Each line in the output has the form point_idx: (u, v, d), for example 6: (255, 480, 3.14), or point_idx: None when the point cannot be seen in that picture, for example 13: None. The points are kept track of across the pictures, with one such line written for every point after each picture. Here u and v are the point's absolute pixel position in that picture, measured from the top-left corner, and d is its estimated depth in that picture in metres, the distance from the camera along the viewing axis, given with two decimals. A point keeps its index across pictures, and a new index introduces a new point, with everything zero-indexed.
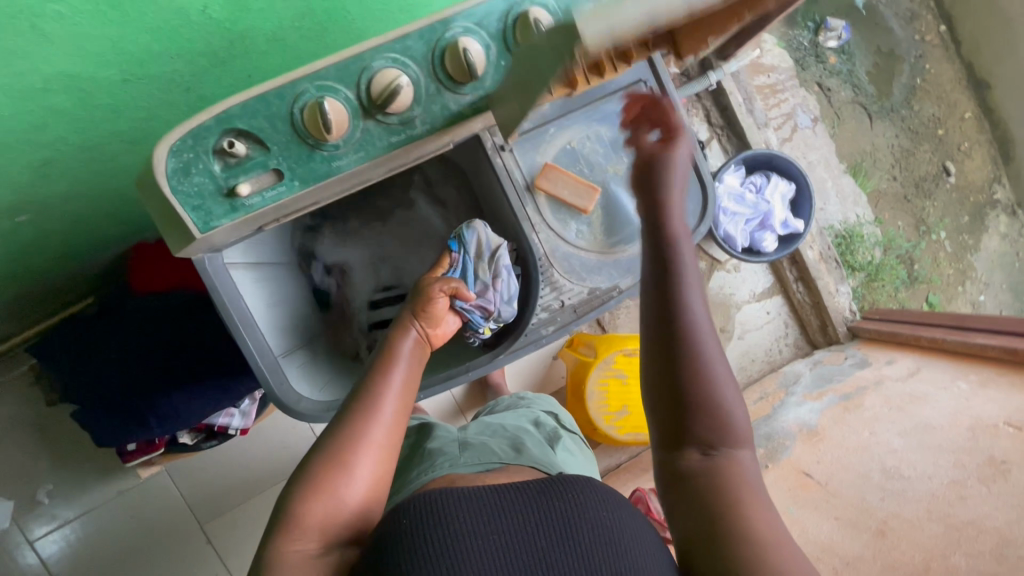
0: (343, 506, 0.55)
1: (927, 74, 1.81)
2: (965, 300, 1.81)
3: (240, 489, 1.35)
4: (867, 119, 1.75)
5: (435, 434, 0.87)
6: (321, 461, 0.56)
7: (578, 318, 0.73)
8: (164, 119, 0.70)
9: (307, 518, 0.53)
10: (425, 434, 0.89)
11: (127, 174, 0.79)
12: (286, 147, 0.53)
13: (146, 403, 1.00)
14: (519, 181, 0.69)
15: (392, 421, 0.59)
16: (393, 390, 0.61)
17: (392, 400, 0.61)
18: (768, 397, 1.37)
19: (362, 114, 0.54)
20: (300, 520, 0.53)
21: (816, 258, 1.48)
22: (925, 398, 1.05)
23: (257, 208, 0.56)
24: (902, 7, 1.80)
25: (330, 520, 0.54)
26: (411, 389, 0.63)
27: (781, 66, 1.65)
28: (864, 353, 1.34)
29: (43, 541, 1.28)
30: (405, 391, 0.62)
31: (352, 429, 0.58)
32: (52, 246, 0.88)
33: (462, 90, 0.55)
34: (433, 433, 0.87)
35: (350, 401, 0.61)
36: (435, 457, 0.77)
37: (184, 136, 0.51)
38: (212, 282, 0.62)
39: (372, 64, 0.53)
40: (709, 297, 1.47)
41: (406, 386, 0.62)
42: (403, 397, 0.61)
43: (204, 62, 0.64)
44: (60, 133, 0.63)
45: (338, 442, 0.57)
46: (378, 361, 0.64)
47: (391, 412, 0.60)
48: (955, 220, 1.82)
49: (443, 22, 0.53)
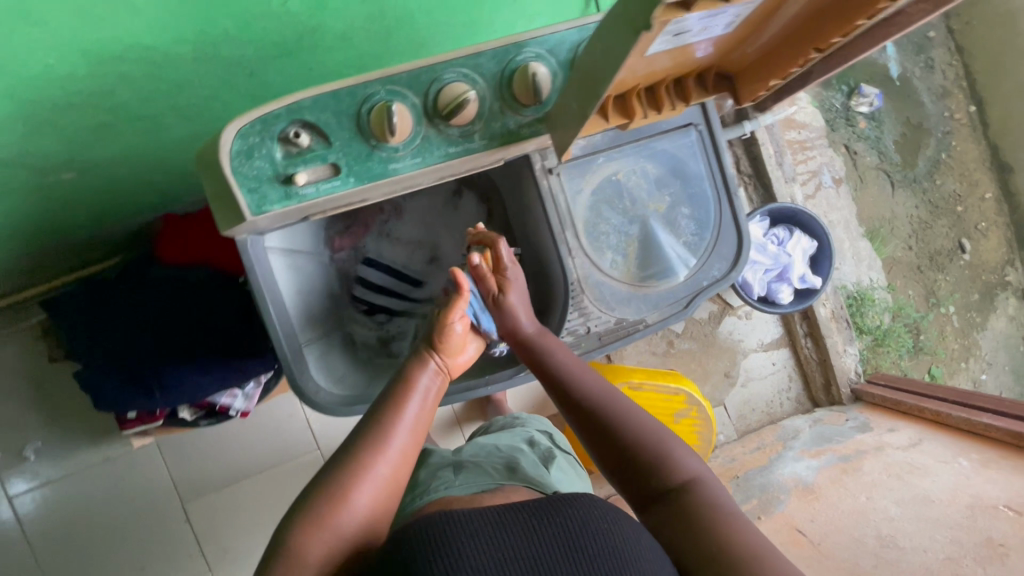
0: (343, 538, 0.53)
1: (952, 150, 1.85)
2: (967, 376, 1.81)
3: (227, 472, 1.34)
4: (890, 187, 1.78)
5: (432, 459, 0.86)
6: (324, 490, 0.55)
7: (601, 346, 0.71)
8: (223, 99, 0.71)
9: (307, 550, 0.52)
10: (421, 459, 0.89)
11: (175, 147, 0.80)
12: (348, 144, 0.55)
13: (155, 372, 1.00)
14: (562, 206, 0.68)
15: (399, 457, 0.59)
16: (404, 424, 0.61)
17: (403, 435, 0.61)
18: (765, 448, 1.36)
19: (425, 121, 0.56)
20: (301, 551, 0.52)
21: (827, 316, 1.48)
22: (924, 470, 1.05)
23: (309, 198, 0.56)
24: (935, 82, 1.84)
25: (329, 554, 0.52)
26: (423, 424, 0.64)
27: (813, 124, 1.68)
28: (866, 417, 1.34)
29: (23, 498, 1.26)
30: (415, 428, 0.62)
31: (357, 462, 0.57)
32: (88, 206, 0.89)
33: (524, 111, 0.57)
34: (429, 458, 0.88)
35: (359, 432, 0.61)
36: (431, 482, 0.77)
37: (254, 120, 0.52)
38: (252, 265, 0.63)
39: (443, 76, 0.54)
40: (717, 340, 1.48)
41: (418, 423, 0.63)
42: (414, 432, 0.62)
43: (273, 50, 0.65)
44: (124, 99, 0.65)
45: (344, 475, 0.56)
46: (392, 391, 0.64)
47: (399, 447, 0.60)
48: (965, 296, 1.84)
49: (517, 45, 0.55)
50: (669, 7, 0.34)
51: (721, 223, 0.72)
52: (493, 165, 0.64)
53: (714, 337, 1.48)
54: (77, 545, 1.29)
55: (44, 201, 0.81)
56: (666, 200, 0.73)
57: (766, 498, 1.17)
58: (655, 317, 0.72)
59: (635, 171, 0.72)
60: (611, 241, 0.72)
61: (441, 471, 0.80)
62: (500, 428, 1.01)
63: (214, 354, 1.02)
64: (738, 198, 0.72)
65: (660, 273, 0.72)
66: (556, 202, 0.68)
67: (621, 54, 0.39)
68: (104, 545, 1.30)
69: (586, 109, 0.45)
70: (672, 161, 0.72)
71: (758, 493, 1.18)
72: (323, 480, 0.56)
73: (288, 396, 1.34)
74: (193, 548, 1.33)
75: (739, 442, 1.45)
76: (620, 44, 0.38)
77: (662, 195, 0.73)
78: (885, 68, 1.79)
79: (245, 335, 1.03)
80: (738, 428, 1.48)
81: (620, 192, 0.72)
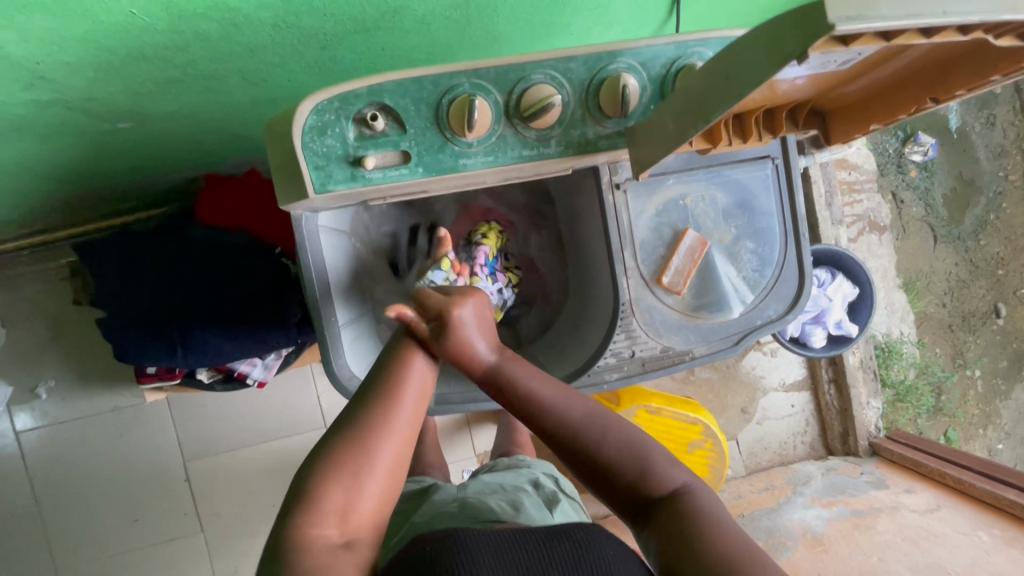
0: (362, 499, 0.53)
1: (1001, 212, 1.79)
2: (983, 444, 1.77)
3: (231, 438, 1.33)
4: (932, 241, 1.73)
5: (436, 493, 0.85)
6: (344, 446, 0.55)
7: (643, 373, 0.69)
8: (290, 68, 0.70)
9: (327, 504, 0.52)
10: (426, 496, 0.87)
11: (232, 109, 0.79)
12: (422, 133, 0.53)
13: (180, 330, 1.00)
14: (624, 224, 0.66)
15: (404, 435, 0.58)
16: (409, 397, 0.61)
17: (406, 407, 0.60)
18: (773, 490, 1.33)
19: (504, 119, 0.54)
20: (323, 504, 0.52)
21: (855, 365, 1.45)
22: (941, 538, 1.03)
23: (374, 183, 0.54)
24: (993, 140, 1.78)
25: (349, 510, 0.52)
26: (423, 398, 0.63)
27: (864, 166, 1.64)
28: (882, 474, 1.31)
29: (31, 435, 1.27)
30: (422, 390, 0.63)
31: (364, 437, 0.56)
32: (137, 156, 0.88)
33: (606, 123, 0.55)
34: (432, 496, 0.85)
35: (362, 403, 0.59)
36: (433, 515, 0.74)
37: (332, 97, 0.51)
38: (302, 238, 0.62)
39: (531, 76, 0.52)
40: (739, 374, 1.45)
41: (417, 395, 0.61)
42: (417, 405, 0.61)
43: (350, 25, 0.64)
44: (195, 57, 0.63)
45: (356, 434, 0.56)
46: (390, 369, 0.63)
47: (406, 419, 0.59)
48: (993, 362, 1.79)
49: (611, 53, 0.53)
50: (828, 42, 0.31)
51: (784, 263, 0.70)
52: (561, 173, 0.62)
53: (735, 370, 1.45)
54: (77, 488, 1.29)
55: (95, 146, 0.80)
56: (731, 232, 0.70)
57: (771, 542, 1.14)
58: (703, 350, 0.69)
59: (704, 198, 0.69)
60: (670, 263, 0.68)
61: (444, 507, 0.77)
62: (505, 468, 1.00)
63: (240, 322, 1.01)
64: (806, 240, 0.70)
65: (714, 303, 0.70)
66: (619, 219, 0.66)
67: (755, 84, 0.35)
68: (103, 492, 1.30)
69: (688, 134, 0.43)
70: (742, 192, 0.69)
71: (764, 535, 1.16)
72: (339, 435, 0.57)
73: (303, 370, 1.34)
74: (187, 508, 1.33)
75: (746, 480, 1.42)
76: (757, 69, 0.35)
77: (727, 226, 0.70)
78: (944, 119, 1.74)
79: (270, 307, 1.01)
80: (746, 466, 1.45)
81: (685, 218, 0.69)
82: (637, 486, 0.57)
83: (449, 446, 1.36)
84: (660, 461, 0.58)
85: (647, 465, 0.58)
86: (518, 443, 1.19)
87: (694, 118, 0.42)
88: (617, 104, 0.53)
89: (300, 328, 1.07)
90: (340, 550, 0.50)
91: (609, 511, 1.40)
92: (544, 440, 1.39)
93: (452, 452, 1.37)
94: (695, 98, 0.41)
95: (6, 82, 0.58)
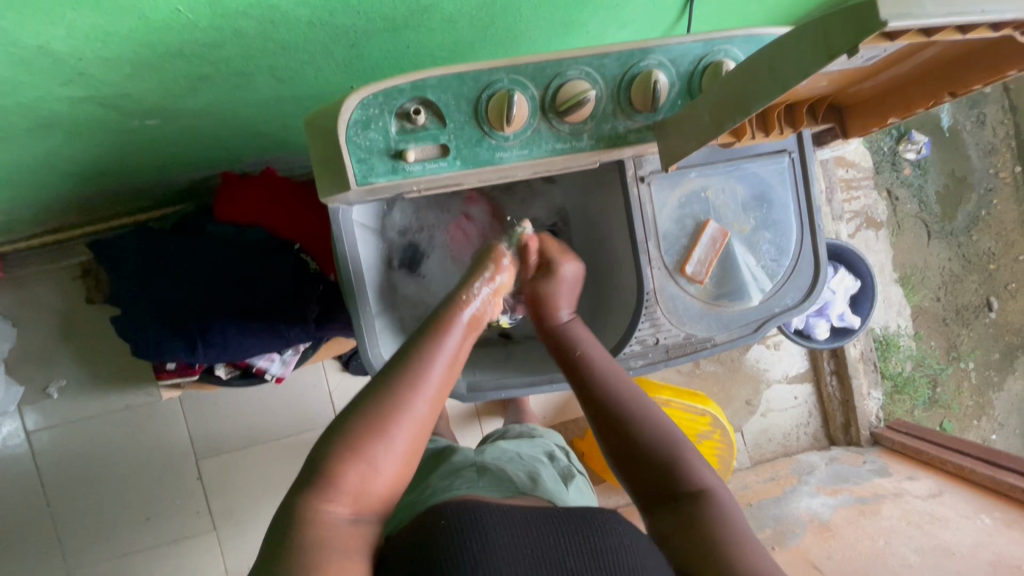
0: (377, 478, 0.54)
1: (992, 209, 1.84)
2: (978, 434, 1.82)
3: (244, 435, 1.34)
4: (926, 236, 1.78)
5: (453, 456, 0.86)
6: (362, 420, 0.54)
7: (667, 359, 0.72)
8: (319, 65, 0.71)
9: (342, 482, 0.52)
10: (443, 456, 0.88)
11: (257, 106, 0.80)
12: (461, 127, 0.55)
13: (201, 326, 1.00)
14: (648, 216, 0.69)
15: (436, 393, 0.58)
16: (443, 355, 0.60)
17: (440, 367, 0.59)
18: (778, 479, 1.36)
19: (540, 114, 0.56)
20: (336, 481, 0.52)
21: (856, 357, 1.49)
22: (944, 521, 1.07)
23: (414, 176, 0.56)
24: (983, 138, 1.83)
25: (363, 490, 0.53)
26: (458, 361, 0.62)
27: (861, 164, 1.68)
28: (884, 462, 1.34)
29: (42, 435, 1.27)
30: (452, 363, 0.61)
31: (392, 397, 0.55)
32: (159, 153, 0.88)
33: (635, 117, 0.57)
34: (451, 457, 0.86)
35: (398, 357, 0.59)
36: (453, 478, 0.76)
37: (377, 92, 0.52)
38: (339, 232, 0.64)
39: (567, 72, 0.55)
40: (744, 367, 1.48)
41: (454, 357, 0.61)
42: (452, 365, 0.60)
43: (382, 24, 0.65)
44: (230, 54, 0.64)
45: (376, 411, 0.55)
46: (431, 324, 0.62)
47: (437, 380, 0.58)
48: (986, 354, 1.84)
49: (642, 51, 0.55)
50: (877, 37, 0.33)
51: (801, 253, 0.73)
52: (588, 166, 0.64)
53: (740, 364, 1.48)
54: (89, 487, 1.29)
55: (121, 143, 0.80)
56: (750, 223, 0.73)
57: (780, 529, 1.17)
58: (724, 337, 0.72)
59: (724, 191, 0.72)
60: (693, 254, 0.71)
61: (463, 470, 0.78)
62: (517, 436, 1.02)
63: (260, 317, 1.02)
64: (821, 231, 0.72)
65: (734, 292, 0.73)
66: (644, 211, 0.69)
67: (799, 79, 0.38)
68: (115, 491, 1.30)
69: (725, 125, 0.46)
70: (761, 185, 0.72)
71: (772, 523, 1.19)
72: (360, 406, 0.55)
73: (315, 367, 1.35)
74: (200, 505, 1.33)
75: (752, 470, 1.45)
76: (802, 63, 0.37)
77: (747, 217, 0.73)
78: (937, 117, 1.79)
79: (289, 303, 1.02)
80: (752, 457, 1.48)
81: (706, 210, 0.72)
82: (660, 475, 0.60)
83: (461, 440, 1.38)
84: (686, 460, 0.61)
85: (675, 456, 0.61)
86: None
87: (735, 106, 0.44)
88: (649, 98, 0.55)
89: (317, 324, 1.07)
90: (350, 524, 0.52)
91: (619, 502, 1.42)
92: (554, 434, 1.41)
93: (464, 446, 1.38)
94: (739, 90, 0.43)
95: (46, 78, 0.59)
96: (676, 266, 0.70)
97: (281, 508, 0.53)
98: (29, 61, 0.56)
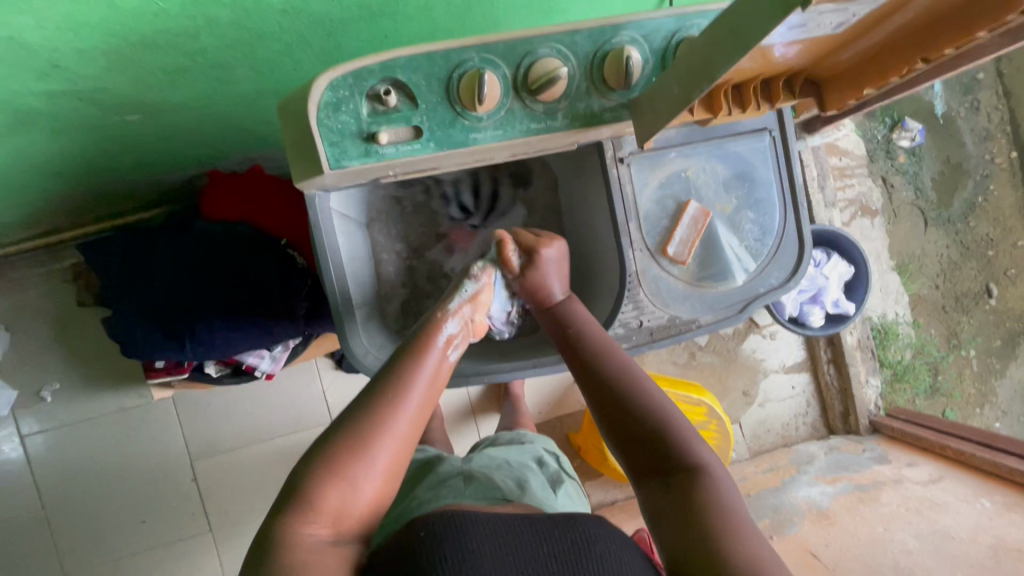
0: (357, 497, 0.53)
1: (989, 194, 1.82)
2: (981, 423, 1.80)
3: (239, 435, 1.34)
4: (922, 224, 1.76)
5: (442, 465, 0.85)
6: (342, 443, 0.54)
7: (652, 341, 0.71)
8: (297, 55, 0.70)
9: (322, 502, 0.52)
10: (428, 467, 0.87)
11: (238, 99, 0.79)
12: (434, 108, 0.55)
13: (187, 323, 1.00)
14: (629, 196, 0.69)
15: (417, 415, 0.57)
16: (422, 378, 0.59)
17: (420, 389, 0.59)
18: (777, 470, 1.35)
19: (513, 93, 0.55)
20: (317, 503, 0.51)
21: (853, 345, 1.47)
22: (944, 506, 1.06)
23: (388, 158, 0.56)
24: (978, 124, 1.82)
25: (342, 510, 0.52)
26: (438, 385, 0.61)
27: (855, 152, 1.67)
28: (883, 450, 1.33)
29: (37, 438, 1.27)
30: (434, 381, 0.61)
31: (373, 420, 0.55)
32: (142, 150, 0.88)
33: (610, 95, 0.57)
34: (438, 467, 0.85)
35: (378, 381, 0.59)
36: (441, 488, 0.74)
37: (346, 74, 0.52)
38: (316, 220, 0.64)
39: (538, 50, 0.54)
40: (740, 357, 1.47)
41: (434, 381, 0.61)
42: (432, 388, 0.60)
43: (357, 12, 0.65)
44: (206, 45, 0.64)
45: (358, 432, 0.54)
46: (410, 350, 0.62)
47: (418, 402, 0.58)
48: (986, 341, 1.82)
49: (614, 27, 0.55)
50: None
51: (785, 232, 0.73)
52: (565, 149, 0.64)
53: (736, 354, 1.47)
54: (83, 490, 1.29)
55: (103, 140, 0.81)
56: (732, 202, 0.72)
57: (778, 519, 1.16)
58: (709, 319, 0.72)
59: (705, 170, 0.71)
60: (675, 234, 0.70)
61: (450, 480, 0.77)
62: (506, 443, 1.01)
63: (246, 314, 1.02)
64: (804, 209, 0.72)
65: (718, 274, 0.72)
66: (624, 193, 0.69)
67: (759, 37, 0.38)
68: (110, 493, 1.30)
69: (694, 95, 0.45)
70: (742, 164, 0.72)
71: (771, 513, 1.18)
72: (343, 426, 0.55)
73: (307, 365, 1.34)
74: (196, 507, 1.33)
75: (751, 462, 1.43)
76: (760, 23, 0.37)
77: (729, 197, 0.72)
78: (931, 104, 1.78)
79: (277, 299, 1.02)
80: (750, 448, 1.47)
81: (688, 190, 0.71)
82: (658, 448, 0.59)
83: (457, 436, 1.37)
84: (681, 432, 0.60)
85: (668, 426, 0.60)
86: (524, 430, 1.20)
87: (705, 74, 0.44)
88: (622, 71, 0.54)
89: (307, 320, 1.07)
90: (331, 547, 0.51)
91: (616, 496, 1.41)
92: (550, 428, 1.40)
93: (459, 442, 1.38)
94: (707, 55, 0.43)
95: (21, 71, 0.59)
96: (660, 249, 0.70)
97: (258, 533, 0.52)
98: (1, 53, 0.55)
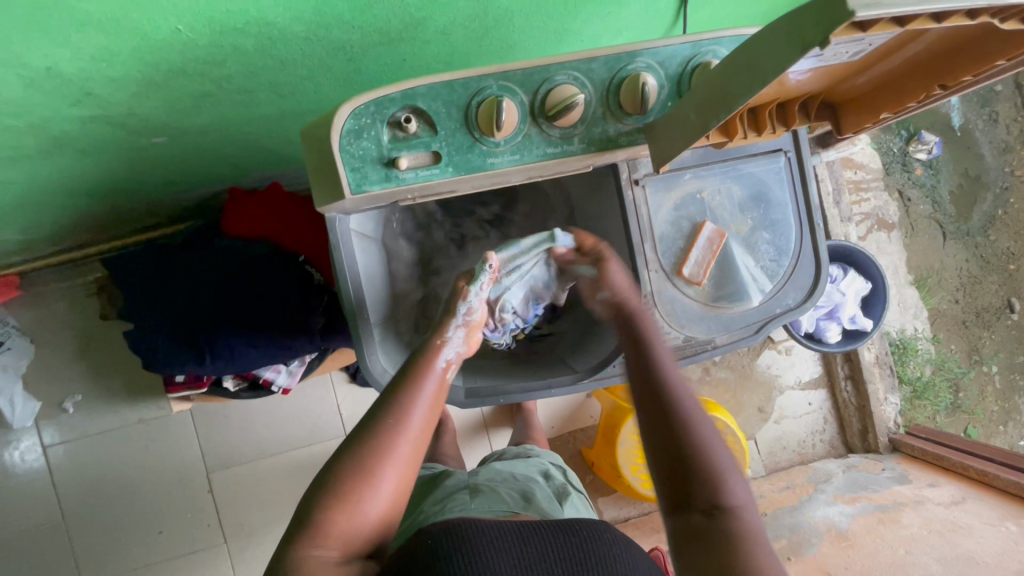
0: (366, 518, 0.53)
1: (1009, 207, 1.79)
2: (1005, 441, 1.75)
3: (254, 447, 1.35)
4: (941, 237, 1.74)
5: (447, 480, 0.86)
6: (347, 466, 0.55)
7: None
8: (317, 80, 0.72)
9: (329, 525, 0.52)
10: (437, 482, 0.88)
11: (260, 121, 0.81)
12: (452, 134, 0.56)
13: (207, 337, 1.02)
14: (644, 219, 0.70)
15: (419, 434, 0.58)
16: (423, 398, 0.60)
17: (421, 408, 0.59)
18: (795, 488, 1.33)
19: (530, 119, 0.56)
20: (324, 527, 0.52)
21: (871, 361, 1.45)
22: (967, 529, 1.03)
23: (407, 183, 0.57)
24: (997, 136, 1.79)
25: (350, 532, 0.53)
26: (439, 403, 0.62)
27: (870, 165, 1.66)
28: (903, 469, 1.30)
29: (58, 449, 1.29)
30: (436, 399, 0.62)
31: (376, 441, 0.56)
32: (168, 170, 0.91)
33: (625, 120, 0.58)
34: (443, 482, 0.86)
35: (379, 403, 0.59)
36: (447, 503, 0.75)
37: (368, 102, 0.54)
38: (337, 242, 0.65)
39: (555, 77, 0.55)
40: (755, 373, 1.46)
41: (433, 399, 0.61)
42: (432, 407, 0.60)
43: (377, 38, 0.66)
44: (232, 71, 0.66)
45: (363, 456, 0.55)
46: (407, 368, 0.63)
47: (419, 422, 0.58)
48: (1009, 357, 1.78)
49: (629, 54, 0.56)
50: (849, 28, 0.34)
51: (801, 253, 0.73)
52: (581, 171, 0.65)
53: (752, 369, 1.45)
54: (102, 501, 1.31)
55: (130, 162, 0.83)
56: (748, 223, 0.72)
57: (795, 539, 1.15)
58: (724, 339, 0.72)
59: (720, 191, 0.72)
60: (690, 255, 0.71)
61: (456, 494, 0.78)
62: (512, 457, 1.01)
63: (264, 329, 1.03)
64: (820, 229, 0.72)
65: (734, 294, 0.72)
66: (639, 215, 0.70)
67: (776, 72, 0.39)
68: (127, 504, 1.32)
69: (710, 123, 0.46)
70: (758, 184, 0.72)
71: (788, 533, 1.16)
72: (348, 448, 0.56)
73: (322, 379, 1.36)
74: (212, 518, 1.34)
75: (767, 479, 1.42)
76: (775, 59, 0.38)
77: (745, 217, 0.72)
78: (947, 117, 1.76)
79: (295, 313, 1.04)
80: (767, 465, 1.45)
81: (703, 211, 0.72)
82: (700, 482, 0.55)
83: (469, 450, 1.37)
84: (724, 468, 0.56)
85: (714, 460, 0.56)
86: (537, 445, 1.20)
87: (719, 106, 0.45)
88: (639, 96, 0.55)
89: (323, 334, 1.08)
90: (339, 567, 0.51)
91: (630, 513, 1.40)
92: (563, 443, 1.40)
93: (472, 456, 1.38)
94: (721, 87, 0.44)
95: (56, 99, 0.61)
96: (675, 271, 0.71)
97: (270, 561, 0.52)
98: (38, 82, 0.58)
